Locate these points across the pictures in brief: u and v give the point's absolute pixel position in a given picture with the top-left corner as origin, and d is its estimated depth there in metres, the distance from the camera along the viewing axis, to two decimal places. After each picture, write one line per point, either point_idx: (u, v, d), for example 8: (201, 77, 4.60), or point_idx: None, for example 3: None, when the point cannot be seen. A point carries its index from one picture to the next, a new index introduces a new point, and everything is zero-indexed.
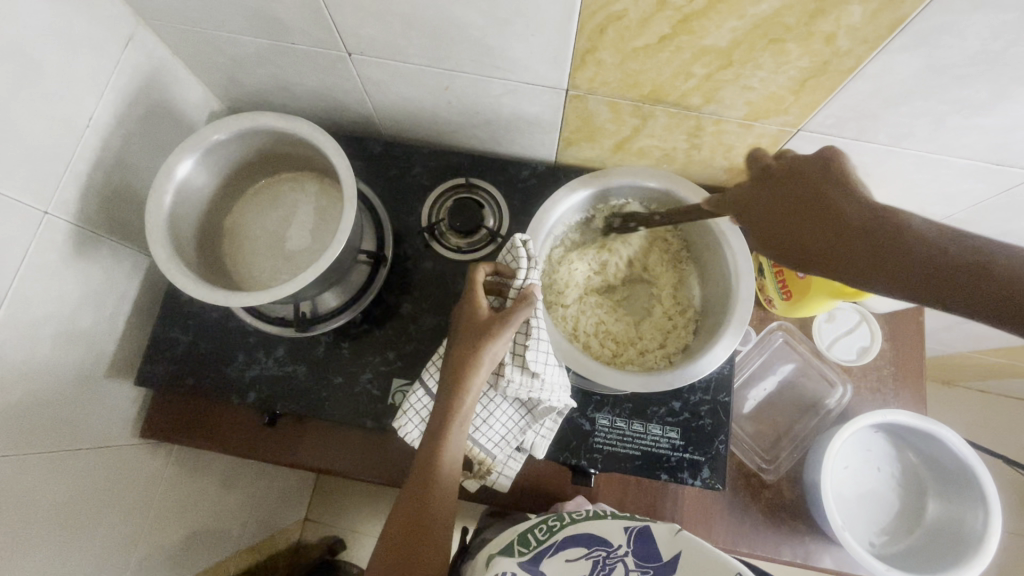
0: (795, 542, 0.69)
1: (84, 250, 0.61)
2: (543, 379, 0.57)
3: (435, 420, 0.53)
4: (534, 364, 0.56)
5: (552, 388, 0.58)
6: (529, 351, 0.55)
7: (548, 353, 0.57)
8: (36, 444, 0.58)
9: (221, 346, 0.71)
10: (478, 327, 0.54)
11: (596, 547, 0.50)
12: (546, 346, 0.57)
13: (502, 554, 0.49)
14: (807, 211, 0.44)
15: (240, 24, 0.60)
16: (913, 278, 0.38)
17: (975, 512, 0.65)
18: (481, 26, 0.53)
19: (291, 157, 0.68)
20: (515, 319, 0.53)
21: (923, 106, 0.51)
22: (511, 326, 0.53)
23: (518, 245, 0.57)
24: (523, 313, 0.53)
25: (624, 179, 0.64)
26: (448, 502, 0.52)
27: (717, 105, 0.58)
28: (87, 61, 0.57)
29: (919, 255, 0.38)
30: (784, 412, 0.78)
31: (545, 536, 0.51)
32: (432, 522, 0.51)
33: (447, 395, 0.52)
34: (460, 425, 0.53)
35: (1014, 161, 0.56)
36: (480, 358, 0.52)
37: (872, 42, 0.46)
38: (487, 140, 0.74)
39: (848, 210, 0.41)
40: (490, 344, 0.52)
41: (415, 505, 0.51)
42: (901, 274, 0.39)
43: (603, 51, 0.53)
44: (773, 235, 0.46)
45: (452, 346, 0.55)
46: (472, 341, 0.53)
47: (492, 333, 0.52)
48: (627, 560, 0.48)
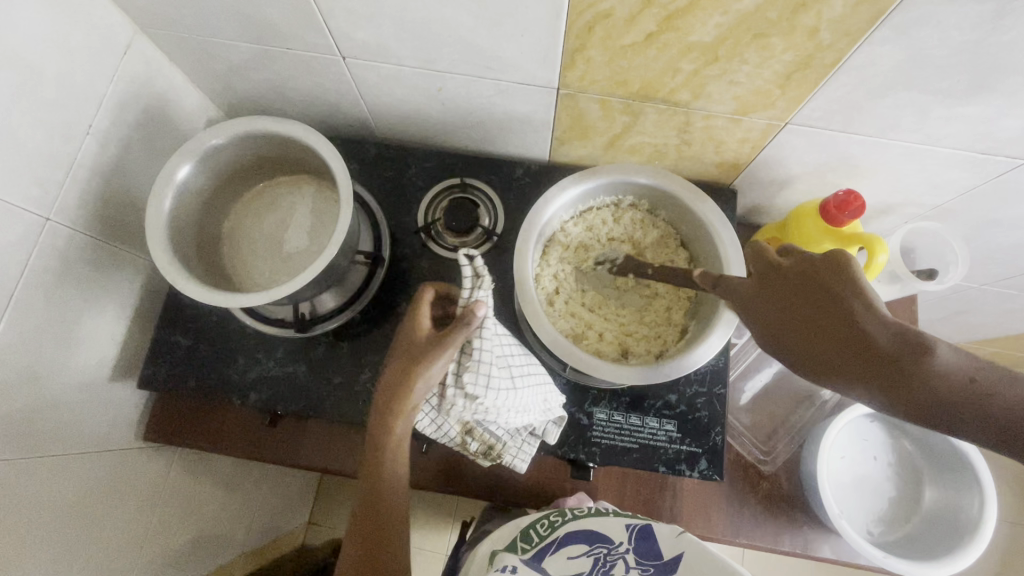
0: (794, 531, 0.70)
1: (85, 255, 0.62)
2: (485, 404, 0.55)
3: (375, 439, 0.56)
4: (472, 386, 0.54)
5: (499, 410, 0.57)
6: (467, 374, 0.54)
7: (491, 375, 0.55)
8: (40, 449, 0.59)
9: (222, 348, 0.72)
10: (420, 344, 0.54)
11: (597, 545, 0.50)
12: (488, 367, 0.55)
13: (507, 551, 0.52)
14: (819, 321, 0.42)
15: (236, 31, 0.61)
16: (933, 412, 0.36)
17: (971, 497, 0.66)
18: (471, 27, 0.54)
19: (288, 160, 0.69)
20: (443, 348, 0.52)
21: (907, 97, 0.52)
22: (440, 354, 0.52)
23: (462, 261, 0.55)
24: (451, 340, 0.52)
25: (615, 175, 0.65)
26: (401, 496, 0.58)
27: (705, 100, 0.59)
28: (85, 69, 0.58)
29: (934, 387, 0.36)
30: (781, 404, 0.79)
31: (546, 532, 0.53)
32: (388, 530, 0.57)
33: (382, 420, 0.55)
34: (403, 435, 0.56)
35: (999, 150, 0.56)
36: (417, 380, 0.52)
37: (854, 34, 0.47)
38: (481, 140, 0.75)
39: (869, 329, 0.39)
40: (427, 367, 0.52)
41: (369, 510, 0.57)
42: (914, 402, 0.37)
43: (592, 49, 0.54)
44: (776, 330, 0.46)
45: (388, 363, 0.56)
46: (405, 364, 0.53)
47: (423, 361, 0.52)
48: (627, 557, 0.48)
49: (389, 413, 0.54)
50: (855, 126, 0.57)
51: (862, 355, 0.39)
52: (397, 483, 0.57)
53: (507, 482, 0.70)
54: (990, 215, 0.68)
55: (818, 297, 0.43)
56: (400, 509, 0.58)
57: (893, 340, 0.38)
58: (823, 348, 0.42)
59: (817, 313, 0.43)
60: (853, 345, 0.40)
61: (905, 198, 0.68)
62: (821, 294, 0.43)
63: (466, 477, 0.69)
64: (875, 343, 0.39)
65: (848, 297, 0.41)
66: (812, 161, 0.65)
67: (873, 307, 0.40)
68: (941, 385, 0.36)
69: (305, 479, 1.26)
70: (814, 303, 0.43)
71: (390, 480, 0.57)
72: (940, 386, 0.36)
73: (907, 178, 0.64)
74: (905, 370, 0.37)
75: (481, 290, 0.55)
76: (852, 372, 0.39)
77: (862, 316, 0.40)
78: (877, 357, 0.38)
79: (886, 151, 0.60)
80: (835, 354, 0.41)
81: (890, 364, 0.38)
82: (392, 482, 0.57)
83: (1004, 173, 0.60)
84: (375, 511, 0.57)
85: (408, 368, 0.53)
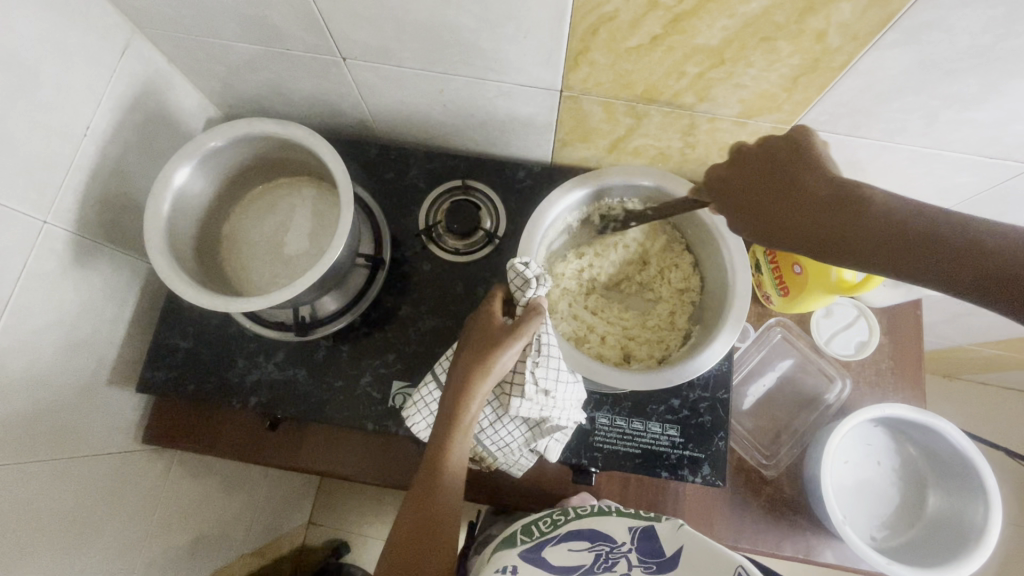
0: (797, 536, 0.69)
1: (83, 258, 0.62)
2: (556, 397, 0.56)
3: (440, 430, 0.53)
4: (542, 380, 0.55)
5: (563, 406, 0.57)
6: (538, 368, 0.55)
7: (559, 369, 0.56)
8: (40, 453, 0.59)
9: (222, 351, 0.71)
10: (489, 336, 0.54)
11: (599, 543, 0.50)
12: (556, 362, 0.56)
13: (507, 544, 0.51)
14: (775, 194, 0.49)
15: (236, 31, 0.61)
16: (877, 257, 0.44)
17: (975, 503, 0.66)
18: (474, 29, 0.53)
19: (289, 162, 0.68)
20: (525, 331, 0.54)
21: (915, 101, 0.51)
22: (521, 337, 0.53)
23: (520, 267, 0.56)
24: (532, 324, 0.54)
25: (618, 178, 0.64)
26: (455, 500, 0.53)
27: (710, 103, 0.58)
28: (83, 71, 0.58)
29: (882, 230, 0.43)
30: (785, 407, 0.78)
31: (549, 529, 0.52)
32: (437, 538, 0.51)
33: (453, 407, 0.53)
34: (466, 432, 0.53)
35: (1007, 154, 0.56)
36: (490, 368, 0.53)
37: (863, 38, 0.46)
38: (482, 141, 0.74)
39: (817, 188, 0.46)
40: (506, 351, 0.53)
41: (423, 514, 0.51)
42: (867, 254, 0.44)
43: (596, 52, 0.53)
44: (756, 223, 0.50)
45: (459, 355, 0.56)
46: (483, 348, 0.54)
47: (503, 344, 0.53)
48: (630, 556, 0.47)
49: (461, 399, 0.53)
50: (862, 130, 0.57)
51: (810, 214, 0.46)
52: (452, 483, 0.53)
53: (508, 486, 0.69)
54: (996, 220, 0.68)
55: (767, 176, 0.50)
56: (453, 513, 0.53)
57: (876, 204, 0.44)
58: (778, 216, 0.48)
59: (778, 181, 0.49)
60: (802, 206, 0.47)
61: None
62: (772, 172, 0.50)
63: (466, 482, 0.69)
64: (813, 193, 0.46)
65: (801, 167, 0.48)
66: None
67: (820, 168, 0.47)
68: (883, 225, 0.43)
69: (305, 479, 1.26)
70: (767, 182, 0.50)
71: (446, 479, 0.52)
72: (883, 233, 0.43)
73: (913, 182, 0.64)
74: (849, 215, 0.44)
75: (543, 286, 0.57)
76: (805, 231, 0.46)
77: (814, 178, 0.47)
78: (833, 211, 0.45)
79: (893, 155, 0.60)
80: (801, 221, 0.47)
81: (841, 209, 0.45)
82: (448, 480, 0.52)
83: (1012, 178, 0.59)
84: (424, 504, 0.52)
85: (479, 357, 0.53)
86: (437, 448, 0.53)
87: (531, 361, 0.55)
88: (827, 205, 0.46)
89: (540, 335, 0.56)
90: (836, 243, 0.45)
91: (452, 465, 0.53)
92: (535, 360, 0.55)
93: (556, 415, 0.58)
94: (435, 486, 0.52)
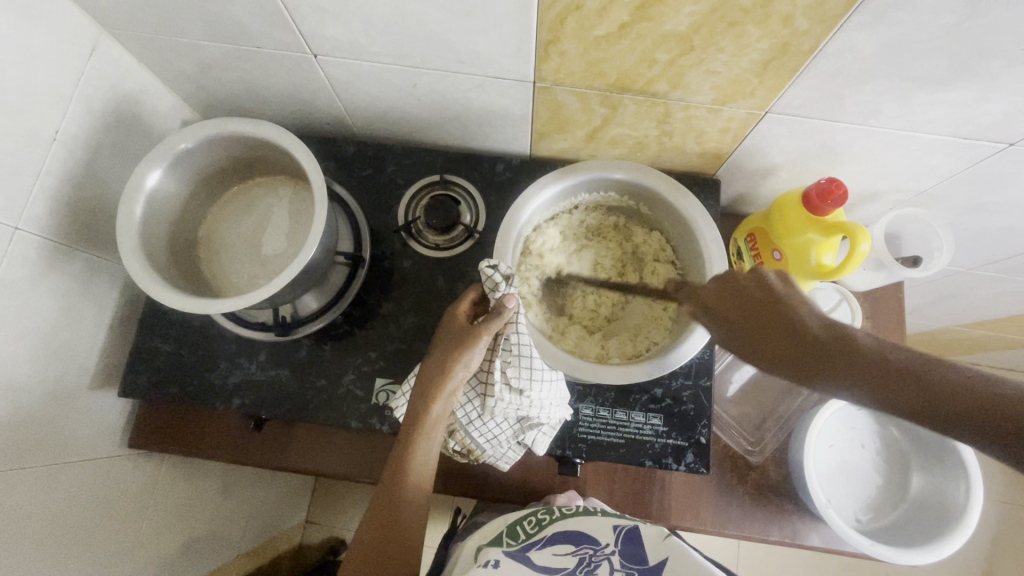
0: (783, 521, 0.70)
1: (59, 264, 0.61)
2: (531, 396, 0.56)
3: (406, 429, 0.54)
4: (515, 380, 0.55)
5: (543, 405, 0.58)
6: (511, 367, 0.55)
7: (533, 367, 0.56)
8: (22, 462, 0.58)
9: (204, 353, 0.71)
10: (455, 337, 0.55)
11: (583, 547, 0.49)
12: (530, 360, 0.55)
13: (492, 545, 0.51)
14: (765, 317, 0.51)
15: (203, 30, 0.60)
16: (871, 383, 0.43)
17: (957, 482, 0.66)
18: (442, 22, 0.53)
19: (264, 161, 0.68)
20: (487, 328, 0.54)
21: (886, 84, 0.51)
22: (484, 335, 0.54)
23: (488, 271, 0.56)
24: (495, 322, 0.54)
25: (594, 171, 0.64)
26: (421, 500, 0.53)
27: (683, 91, 0.58)
28: (49, 74, 0.57)
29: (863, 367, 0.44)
30: (769, 394, 0.78)
31: (533, 530, 0.52)
32: (400, 534, 0.51)
33: (418, 405, 0.53)
34: (431, 431, 0.53)
35: (981, 134, 0.56)
36: (452, 370, 0.53)
37: (830, 21, 0.46)
38: (460, 135, 0.74)
39: (811, 329, 0.48)
40: (470, 349, 0.53)
41: (385, 512, 0.52)
42: (840, 374, 0.44)
43: (565, 42, 0.53)
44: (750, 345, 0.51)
45: (429, 352, 0.56)
46: (448, 347, 0.54)
47: (467, 341, 0.53)
48: (612, 559, 0.47)
49: (425, 397, 0.53)
50: (836, 114, 0.56)
51: (806, 350, 0.47)
52: (418, 483, 0.53)
53: (494, 479, 0.70)
54: (975, 200, 0.68)
55: (758, 316, 0.51)
56: (418, 514, 0.53)
57: (877, 358, 0.44)
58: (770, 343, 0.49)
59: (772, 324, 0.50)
60: (797, 338, 0.48)
61: (889, 184, 0.68)
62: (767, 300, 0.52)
63: (454, 476, 0.69)
64: (821, 339, 0.47)
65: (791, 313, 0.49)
66: (795, 149, 0.64)
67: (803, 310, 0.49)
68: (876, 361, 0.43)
69: (300, 478, 1.27)
70: (769, 312, 0.51)
71: (411, 477, 0.52)
72: (876, 367, 0.43)
73: (890, 164, 0.64)
74: (840, 358, 0.45)
75: (512, 287, 0.57)
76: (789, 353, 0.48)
77: (803, 318, 0.49)
78: (815, 343, 0.47)
79: (868, 138, 0.60)
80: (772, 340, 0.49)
81: (834, 357, 0.45)
82: (414, 481, 0.53)
83: (987, 157, 0.59)
84: (386, 503, 0.52)
85: (443, 358, 0.53)
86: (402, 447, 0.53)
87: (501, 361, 0.56)
88: (792, 325, 0.49)
89: (510, 334, 0.55)
90: (805, 364, 0.47)
91: (416, 464, 0.53)
92: (507, 360, 0.56)
93: (536, 412, 0.58)
94: (400, 486, 0.52)
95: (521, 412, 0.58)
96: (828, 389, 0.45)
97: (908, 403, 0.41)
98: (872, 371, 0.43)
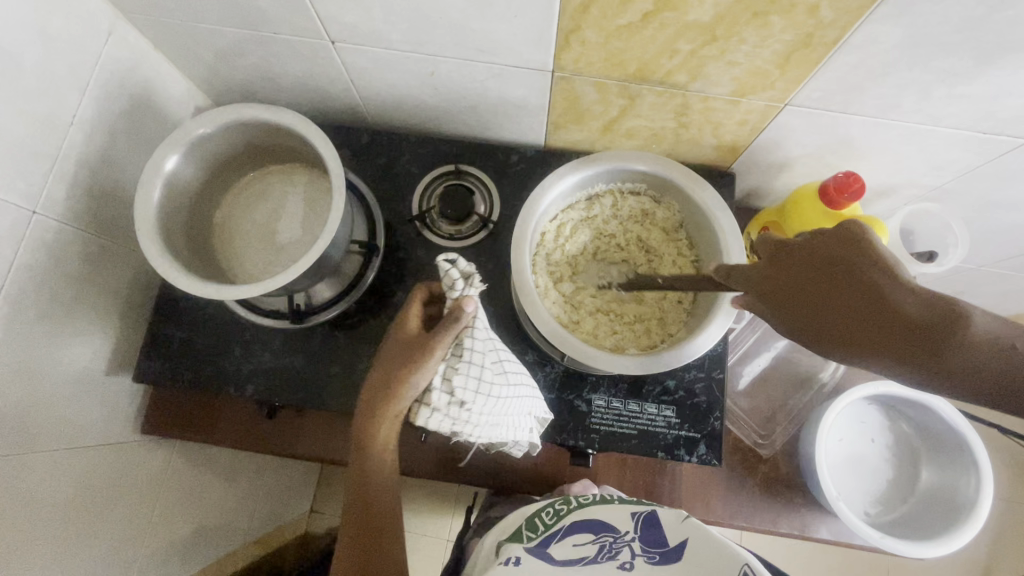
0: (792, 514, 0.70)
1: (74, 249, 0.61)
2: (471, 410, 0.54)
3: (361, 437, 0.55)
4: (460, 391, 0.53)
5: (477, 422, 0.56)
6: (456, 377, 0.53)
7: (481, 378, 0.54)
8: (38, 445, 0.59)
9: (217, 341, 0.71)
10: (406, 347, 0.53)
11: (603, 533, 0.50)
12: (479, 369, 0.54)
13: (512, 541, 0.50)
14: (835, 288, 0.41)
15: (221, 15, 0.60)
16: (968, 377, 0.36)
17: (967, 478, 0.67)
18: (462, 9, 0.53)
19: (280, 149, 0.67)
20: (439, 341, 0.52)
21: (908, 76, 0.51)
22: (436, 348, 0.52)
23: (449, 271, 0.54)
24: (447, 332, 0.52)
25: (612, 162, 0.64)
26: (391, 496, 0.57)
27: (703, 82, 0.57)
28: (66, 58, 0.57)
29: (972, 354, 0.36)
30: (779, 388, 0.79)
31: (552, 520, 0.52)
32: (377, 531, 0.55)
33: (370, 417, 0.53)
34: (387, 437, 0.55)
35: (1001, 129, 0.55)
36: (401, 385, 0.52)
37: (855, 11, 0.45)
38: (475, 125, 0.74)
39: (903, 303, 0.38)
40: (419, 364, 0.52)
41: (360, 512, 0.55)
42: (949, 366, 0.37)
43: (586, 30, 0.53)
44: (823, 324, 0.41)
45: (378, 359, 0.55)
46: (394, 360, 0.53)
47: (417, 357, 0.52)
48: (633, 544, 0.48)
49: (377, 411, 0.53)
50: (855, 107, 0.56)
51: (904, 335, 0.38)
52: (385, 483, 0.56)
53: (507, 469, 0.70)
54: (991, 196, 0.68)
55: (835, 286, 0.41)
56: (386, 501, 0.56)
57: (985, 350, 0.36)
58: (846, 323, 0.40)
59: (856, 302, 0.40)
60: (883, 314, 0.39)
61: (905, 179, 0.68)
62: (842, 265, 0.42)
63: (466, 466, 0.70)
64: (913, 320, 0.38)
65: (880, 282, 0.39)
66: (812, 143, 0.64)
67: (900, 277, 0.39)
68: (983, 354, 0.36)
69: (307, 467, 1.27)
70: (846, 286, 0.41)
71: (379, 478, 0.55)
72: (982, 361, 0.36)
73: (908, 159, 0.64)
74: (944, 348, 0.37)
75: (472, 287, 0.55)
76: (876, 340, 0.39)
77: (896, 293, 0.39)
78: (914, 330, 0.38)
79: (887, 131, 0.59)
80: (846, 318, 0.40)
81: (932, 346, 0.37)
82: (378, 482, 0.55)
83: (1006, 153, 0.59)
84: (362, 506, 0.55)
85: (392, 371, 0.52)
86: (364, 457, 0.55)
87: (448, 365, 0.54)
88: (879, 307, 0.39)
89: (464, 341, 0.54)
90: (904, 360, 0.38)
91: (377, 466, 0.55)
92: (450, 367, 0.54)
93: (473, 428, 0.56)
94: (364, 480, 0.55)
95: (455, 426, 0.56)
96: (909, 376, 0.38)
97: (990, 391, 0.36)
98: (984, 365, 0.36)
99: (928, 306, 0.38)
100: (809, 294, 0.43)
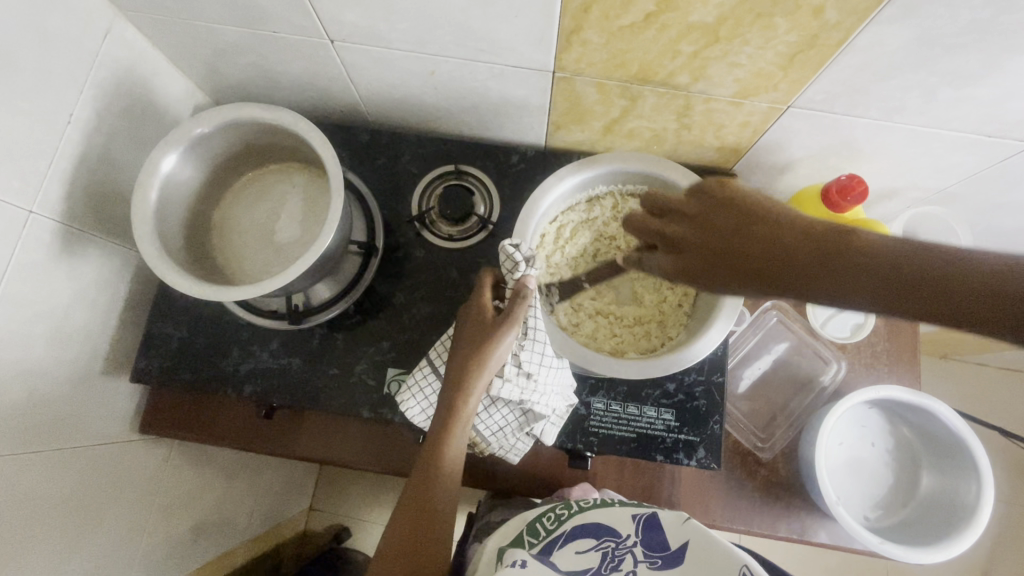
0: (791, 518, 0.70)
1: (72, 249, 0.61)
2: (537, 381, 0.57)
3: (440, 417, 0.54)
4: (527, 363, 0.56)
5: (545, 391, 0.58)
6: (524, 350, 0.55)
7: (542, 353, 0.56)
8: (36, 445, 0.59)
9: (215, 341, 0.71)
10: (480, 327, 0.55)
11: (605, 539, 0.50)
12: (542, 346, 0.56)
13: (514, 547, 0.50)
14: (727, 225, 0.44)
15: (220, 13, 0.59)
16: (867, 284, 0.38)
17: (968, 484, 0.66)
18: (463, 8, 0.52)
19: (279, 148, 0.67)
20: (516, 318, 0.53)
21: (914, 79, 0.50)
22: (512, 324, 0.53)
23: (509, 250, 0.55)
24: (520, 308, 0.54)
25: (613, 164, 0.63)
26: (454, 484, 0.54)
27: (705, 83, 0.57)
28: (64, 56, 0.56)
29: (862, 263, 0.39)
30: (779, 391, 0.78)
31: (554, 526, 0.52)
32: (437, 519, 0.52)
33: (453, 395, 0.53)
34: (464, 421, 0.54)
35: (1007, 132, 0.55)
36: (484, 359, 0.53)
37: (861, 13, 0.45)
38: (475, 125, 0.73)
39: (785, 230, 0.42)
40: (499, 341, 0.53)
41: (419, 496, 0.52)
42: (844, 279, 0.39)
43: (588, 31, 0.52)
44: (725, 260, 0.44)
45: (455, 344, 0.56)
46: (475, 339, 0.54)
47: (496, 332, 0.53)
48: (635, 551, 0.47)
49: (459, 389, 0.53)
50: (859, 109, 0.56)
51: (793, 256, 0.41)
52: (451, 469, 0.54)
53: (505, 471, 0.70)
54: (995, 199, 0.67)
55: (724, 223, 0.44)
56: (452, 489, 0.54)
57: (884, 258, 0.38)
58: (748, 252, 0.42)
59: (748, 234, 0.43)
60: (776, 244, 0.42)
61: (909, 182, 0.67)
62: (749, 209, 0.44)
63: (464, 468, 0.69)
64: (802, 244, 0.41)
65: (763, 216, 0.43)
66: (815, 145, 0.63)
67: (779, 213, 0.43)
68: (874, 264, 0.38)
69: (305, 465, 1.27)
70: (736, 224, 0.44)
71: (447, 461, 0.53)
72: (872, 267, 0.38)
73: (912, 162, 0.63)
74: (832, 262, 0.40)
75: (532, 268, 0.57)
76: (773, 267, 0.41)
77: (782, 222, 0.42)
78: (802, 251, 0.41)
79: (891, 134, 0.59)
80: (744, 250, 0.43)
81: (822, 262, 0.40)
82: (447, 467, 0.53)
83: (1011, 156, 0.58)
84: (423, 491, 0.52)
85: (474, 346, 0.54)
86: (437, 439, 0.53)
87: (518, 343, 0.56)
88: (771, 237, 0.42)
89: (528, 317, 0.56)
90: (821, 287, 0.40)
91: (453, 449, 0.54)
92: (521, 344, 0.56)
93: (536, 398, 0.58)
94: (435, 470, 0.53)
95: (522, 397, 0.57)
96: (812, 298, 0.40)
97: (891, 293, 0.38)
98: (875, 273, 0.38)
99: (812, 232, 0.41)
100: (704, 236, 0.45)
